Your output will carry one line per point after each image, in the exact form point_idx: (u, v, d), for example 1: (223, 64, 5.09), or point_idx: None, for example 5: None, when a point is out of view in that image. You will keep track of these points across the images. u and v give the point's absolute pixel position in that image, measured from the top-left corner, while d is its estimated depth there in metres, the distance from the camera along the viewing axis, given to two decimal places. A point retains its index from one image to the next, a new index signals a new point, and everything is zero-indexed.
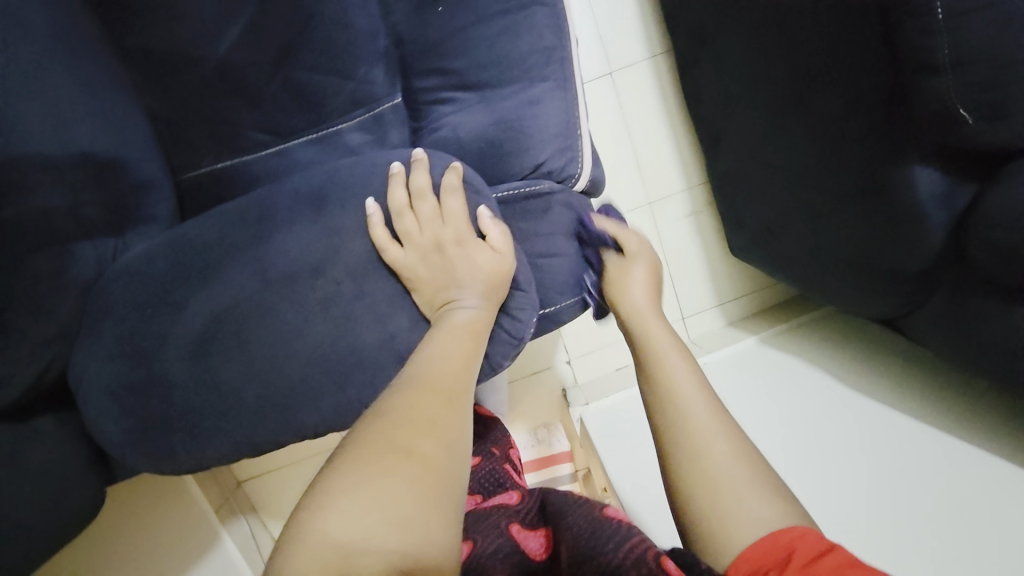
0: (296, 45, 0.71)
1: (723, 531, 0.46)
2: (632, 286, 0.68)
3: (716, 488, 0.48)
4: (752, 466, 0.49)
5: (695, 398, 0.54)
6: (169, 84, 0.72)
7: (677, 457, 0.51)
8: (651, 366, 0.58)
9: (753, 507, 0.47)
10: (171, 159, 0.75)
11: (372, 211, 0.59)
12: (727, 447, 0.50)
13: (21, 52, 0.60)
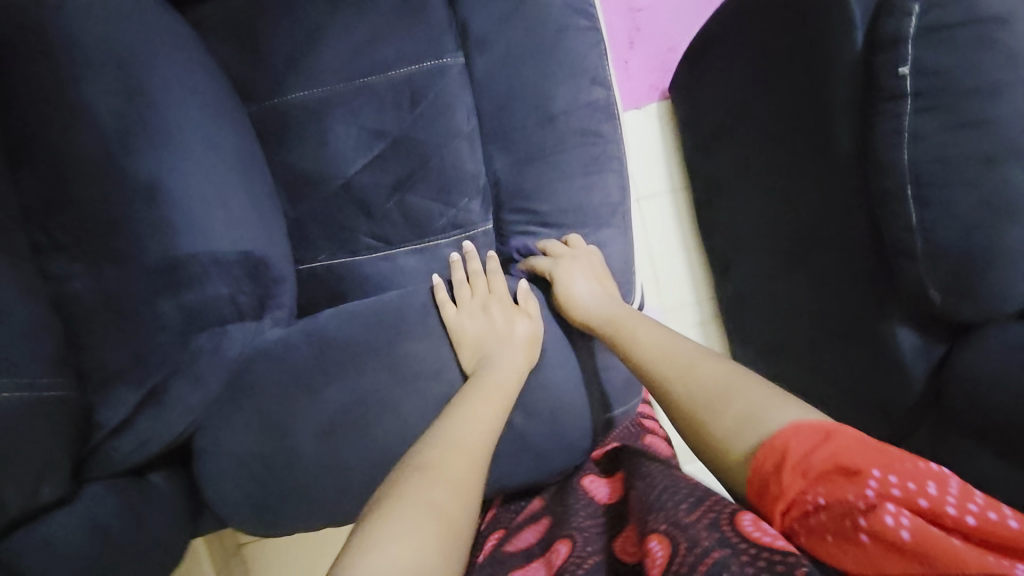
0: (418, 181, 0.90)
1: (729, 444, 0.55)
2: (575, 287, 0.82)
3: (697, 409, 0.59)
4: (735, 386, 0.59)
5: (657, 351, 0.69)
6: (311, 198, 0.90)
7: (667, 399, 0.63)
8: (623, 341, 0.74)
9: (744, 405, 0.56)
10: (296, 253, 0.90)
11: (437, 281, 0.80)
12: (712, 372, 0.62)
13: (216, 168, 0.74)
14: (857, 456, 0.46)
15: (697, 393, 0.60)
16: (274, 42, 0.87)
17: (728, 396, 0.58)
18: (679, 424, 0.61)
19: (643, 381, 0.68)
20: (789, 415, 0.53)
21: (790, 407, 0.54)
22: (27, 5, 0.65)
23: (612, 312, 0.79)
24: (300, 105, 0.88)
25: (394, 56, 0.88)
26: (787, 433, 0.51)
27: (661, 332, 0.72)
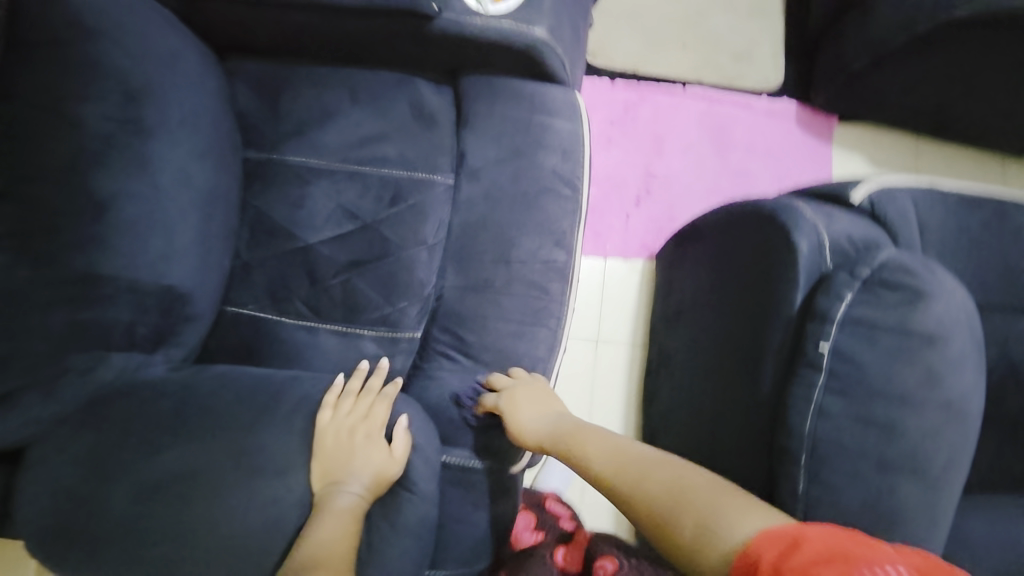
0: (369, 270, 0.94)
1: (703, 543, 0.54)
2: (520, 406, 0.86)
3: (663, 513, 0.59)
4: (672, 473, 0.63)
5: (627, 462, 0.69)
6: (268, 249, 0.94)
7: (634, 513, 0.63)
8: (577, 454, 0.77)
9: (697, 509, 0.57)
10: (229, 293, 0.93)
11: (335, 383, 0.78)
12: (658, 471, 0.64)
13: (177, 204, 0.78)
14: (837, 549, 0.45)
15: (654, 500, 0.61)
16: (292, 104, 0.94)
17: (680, 495, 0.59)
18: (651, 540, 0.60)
19: (612, 495, 0.67)
20: (744, 510, 0.54)
21: (742, 500, 0.56)
22: (65, 15, 0.71)
23: (560, 427, 0.83)
24: (293, 166, 0.95)
25: (391, 156, 0.94)
26: (774, 535, 0.49)
27: (614, 443, 0.74)
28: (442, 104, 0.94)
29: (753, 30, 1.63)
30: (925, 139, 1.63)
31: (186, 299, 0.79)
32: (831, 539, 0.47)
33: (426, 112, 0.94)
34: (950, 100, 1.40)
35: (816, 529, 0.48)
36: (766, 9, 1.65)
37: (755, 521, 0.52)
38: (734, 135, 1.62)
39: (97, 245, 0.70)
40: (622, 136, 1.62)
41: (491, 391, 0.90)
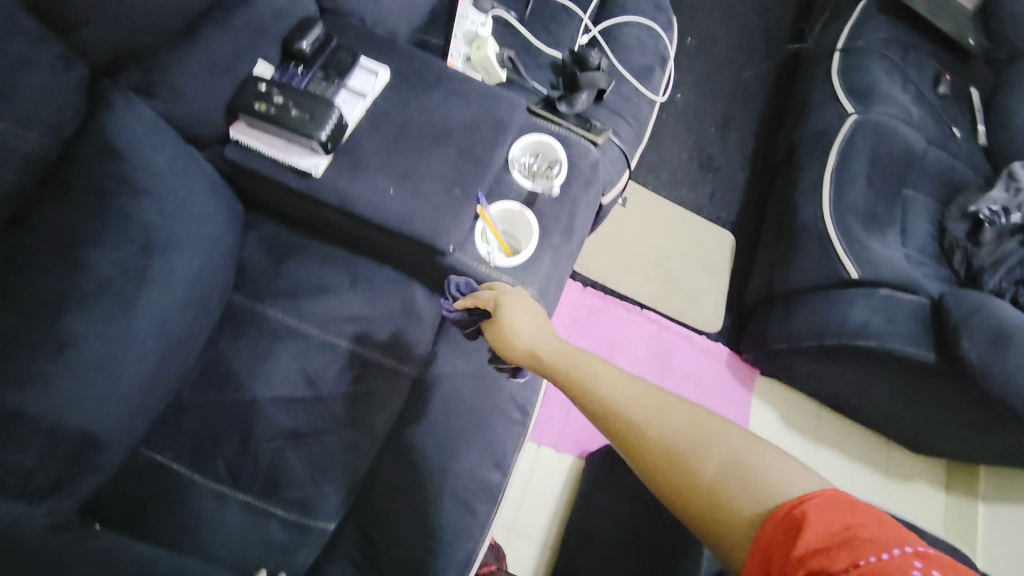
0: (306, 445, 0.93)
1: (720, 497, 0.60)
2: (517, 318, 0.81)
3: (684, 458, 0.63)
4: (690, 419, 0.66)
5: (640, 399, 0.69)
6: (212, 396, 0.93)
7: (645, 449, 0.65)
8: (575, 374, 0.73)
9: (725, 457, 0.62)
10: (151, 435, 0.89)
11: None
12: (678, 417, 0.66)
13: (140, 351, 0.78)
14: (839, 528, 0.54)
15: (675, 443, 0.64)
16: (295, 268, 1.00)
17: (707, 446, 0.63)
18: (660, 472, 0.64)
19: (620, 428, 0.68)
20: (774, 470, 0.60)
21: (769, 457, 0.62)
22: (116, 171, 0.72)
23: (557, 345, 0.78)
24: (270, 322, 0.98)
25: (369, 339, 1.00)
26: (793, 510, 0.56)
27: (620, 373, 0.72)
28: (431, 307, 1.03)
29: (704, 283, 1.92)
30: (827, 410, 1.86)
31: (99, 447, 0.75)
32: (832, 508, 0.55)
33: (414, 310, 1.02)
34: (846, 394, 1.66)
35: (821, 501, 0.56)
36: (722, 267, 1.95)
37: (778, 482, 0.59)
38: (675, 363, 1.81)
39: (32, 389, 0.67)
40: (579, 337, 1.77)
41: (485, 287, 0.90)
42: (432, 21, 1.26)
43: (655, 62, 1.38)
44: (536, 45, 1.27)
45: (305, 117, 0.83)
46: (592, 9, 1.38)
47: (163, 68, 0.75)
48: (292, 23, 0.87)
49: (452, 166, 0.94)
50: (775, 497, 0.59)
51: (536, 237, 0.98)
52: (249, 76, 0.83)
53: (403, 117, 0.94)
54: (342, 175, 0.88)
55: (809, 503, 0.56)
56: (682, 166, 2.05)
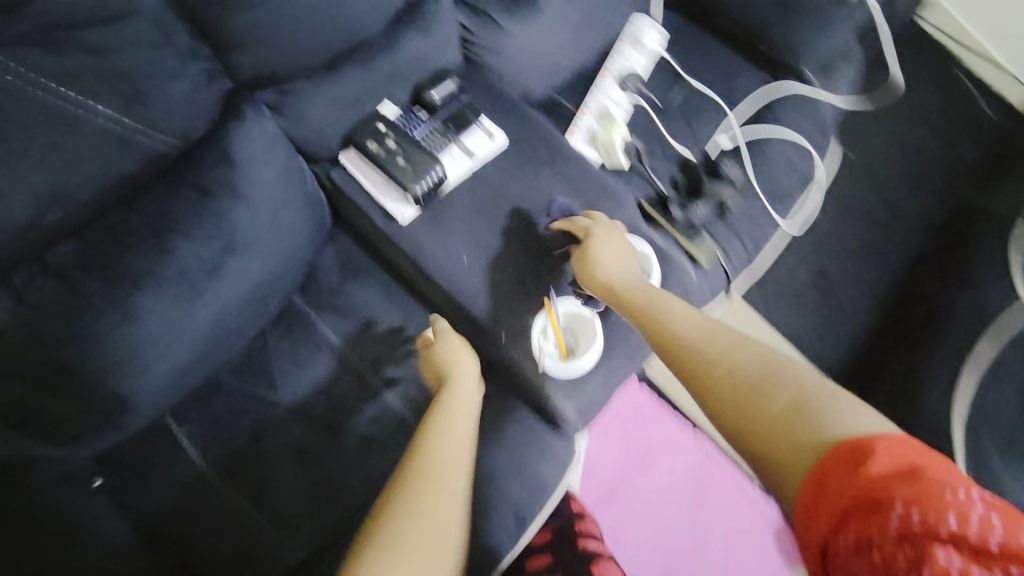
0: (303, 467, 0.92)
1: (781, 428, 0.57)
2: (608, 250, 0.85)
3: (751, 394, 0.61)
4: (762, 358, 0.64)
5: (714, 337, 0.68)
6: (242, 385, 0.95)
7: (710, 382, 0.64)
8: (653, 314, 0.75)
9: (796, 398, 0.59)
10: (181, 409, 0.91)
11: None
12: (751, 358, 0.65)
13: (190, 337, 0.81)
14: (905, 464, 0.49)
15: (744, 378, 0.62)
16: (356, 291, 1.01)
17: (778, 383, 0.61)
18: (722, 404, 0.62)
19: (689, 365, 0.67)
20: (841, 411, 0.56)
21: (842, 402, 0.58)
22: (223, 175, 0.76)
23: (638, 284, 0.81)
24: (316, 334, 0.99)
25: (397, 385, 0.98)
26: (859, 445, 0.52)
27: (696, 316, 0.73)
28: None
29: None
30: None
31: (125, 412, 0.79)
32: (904, 449, 0.51)
33: None
34: None
35: (892, 440, 0.52)
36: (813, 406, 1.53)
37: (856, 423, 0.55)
38: (716, 500, 1.39)
39: (87, 345, 0.72)
40: (617, 425, 1.43)
41: (584, 214, 0.91)
42: (570, 83, 1.22)
43: (797, 185, 1.23)
44: (666, 137, 1.18)
45: (407, 169, 0.84)
46: (746, 107, 1.25)
47: (298, 94, 0.79)
48: (429, 74, 0.89)
49: (531, 250, 0.90)
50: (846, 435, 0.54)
51: (597, 346, 0.90)
52: (373, 114, 0.86)
53: (502, 186, 0.91)
54: (424, 228, 0.87)
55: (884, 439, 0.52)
56: (796, 290, 1.54)
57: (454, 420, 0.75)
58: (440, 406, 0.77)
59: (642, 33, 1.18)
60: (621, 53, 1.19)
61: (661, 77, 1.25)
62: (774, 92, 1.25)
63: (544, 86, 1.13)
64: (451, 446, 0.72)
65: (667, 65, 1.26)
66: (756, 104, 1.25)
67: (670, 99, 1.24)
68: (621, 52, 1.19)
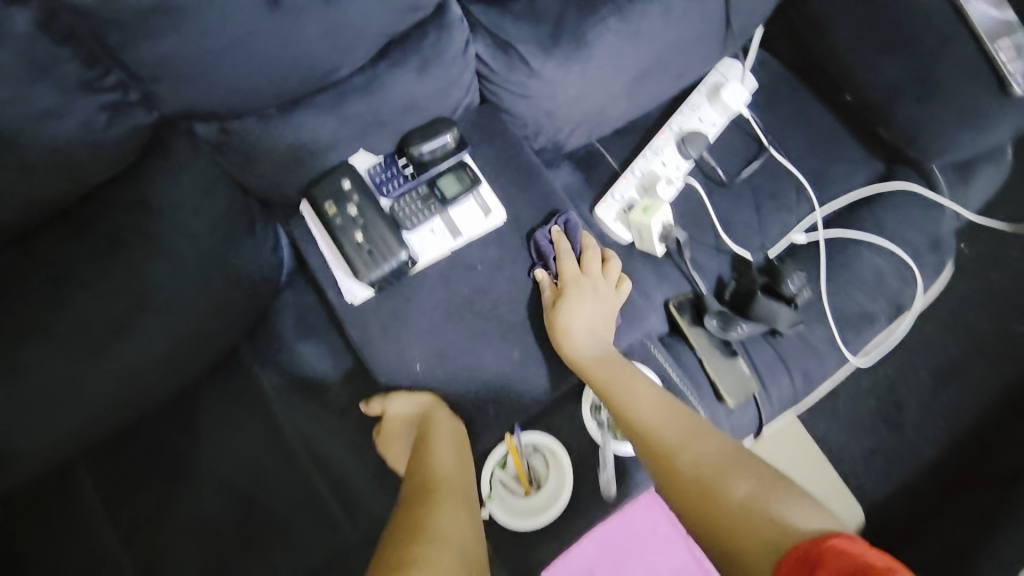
0: (209, 546, 0.80)
1: (737, 527, 0.53)
2: (585, 304, 0.70)
3: (709, 488, 0.57)
4: (724, 444, 0.61)
5: (676, 420, 0.64)
6: (166, 432, 0.84)
7: (675, 473, 0.60)
8: (619, 396, 0.66)
9: (757, 489, 0.55)
10: (98, 454, 0.82)
11: None
12: (710, 445, 0.61)
13: (89, 394, 0.69)
14: (852, 561, 0.45)
15: (708, 469, 0.59)
16: (305, 351, 0.87)
17: (737, 469, 0.58)
18: (685, 494, 0.58)
19: (658, 451, 0.62)
20: (794, 505, 0.53)
21: (794, 496, 0.54)
22: (141, 224, 0.64)
23: (605, 352, 0.70)
24: (253, 390, 0.87)
25: (334, 474, 0.85)
26: (815, 549, 0.47)
27: (663, 393, 0.68)
28: None
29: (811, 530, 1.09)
30: None
31: (2, 466, 0.68)
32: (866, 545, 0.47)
33: None
34: None
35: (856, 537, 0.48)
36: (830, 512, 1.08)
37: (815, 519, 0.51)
38: None
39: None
40: None
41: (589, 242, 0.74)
42: (620, 132, 0.98)
43: (883, 310, 0.95)
44: (719, 225, 0.94)
45: (363, 249, 0.66)
46: (840, 203, 0.97)
47: (240, 134, 0.62)
48: (422, 124, 0.71)
49: (503, 366, 0.71)
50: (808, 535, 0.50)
51: (564, 498, 0.71)
52: (340, 164, 0.68)
53: (487, 278, 0.72)
54: (378, 317, 0.71)
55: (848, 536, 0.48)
56: (851, 417, 1.16)
57: (443, 441, 0.68)
58: (433, 440, 0.68)
59: (725, 87, 0.93)
60: (692, 107, 0.95)
61: (738, 144, 0.99)
62: (885, 190, 0.96)
63: (582, 139, 0.90)
64: (449, 470, 0.66)
65: (749, 130, 0.99)
66: (855, 200, 0.98)
67: (741, 177, 0.97)
68: (690, 105, 0.95)
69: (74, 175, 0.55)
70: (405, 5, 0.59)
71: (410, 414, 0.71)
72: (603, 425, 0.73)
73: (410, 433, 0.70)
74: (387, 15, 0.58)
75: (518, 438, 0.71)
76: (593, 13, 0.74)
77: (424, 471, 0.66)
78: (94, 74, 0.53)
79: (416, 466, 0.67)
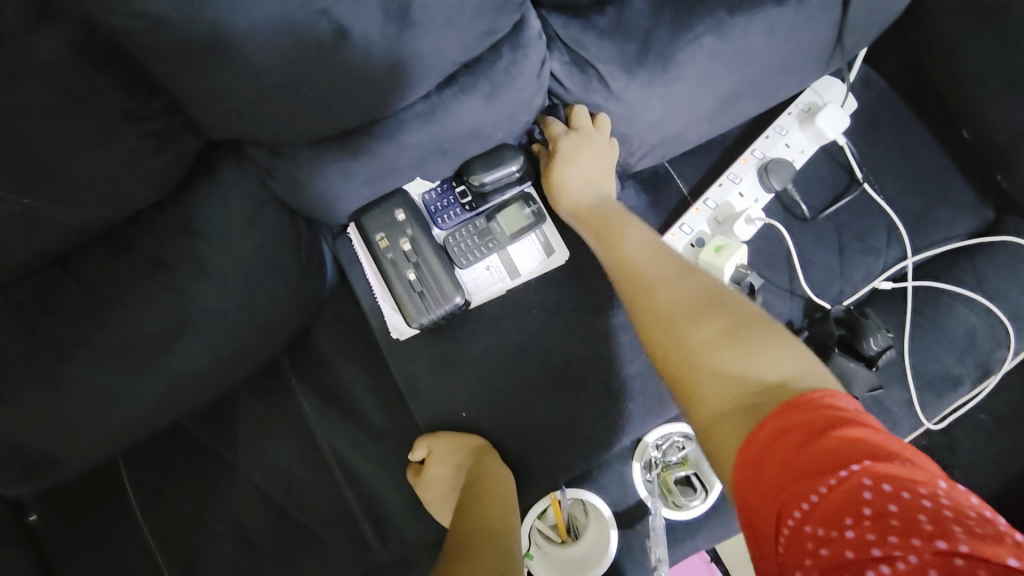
0: (241, 557, 0.77)
1: (697, 374, 0.48)
2: (579, 163, 0.66)
3: (675, 322, 0.52)
4: (702, 286, 0.54)
5: (660, 268, 0.58)
6: (202, 437, 0.82)
7: (644, 306, 0.56)
8: (605, 235, 0.63)
9: (727, 329, 0.49)
10: (136, 454, 0.80)
11: None
12: (690, 286, 0.55)
13: (133, 406, 0.68)
14: (806, 443, 0.38)
15: (680, 306, 0.53)
16: (342, 369, 0.83)
17: (715, 313, 0.51)
18: (649, 331, 0.54)
19: (628, 283, 0.58)
20: (769, 354, 0.46)
21: (774, 347, 0.47)
22: (186, 247, 0.61)
23: (600, 201, 0.67)
24: (289, 407, 0.83)
25: (365, 491, 0.81)
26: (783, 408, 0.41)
27: (655, 240, 0.62)
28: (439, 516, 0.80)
29: None
30: None
31: (45, 469, 0.67)
32: (849, 414, 0.39)
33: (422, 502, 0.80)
34: None
35: (852, 406, 0.40)
36: None
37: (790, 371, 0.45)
38: None
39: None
40: None
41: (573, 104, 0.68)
42: (693, 153, 0.89)
43: (974, 374, 0.85)
44: (799, 266, 0.84)
45: (414, 289, 0.65)
46: (935, 252, 0.86)
47: (292, 159, 0.56)
48: (486, 151, 0.64)
49: (553, 420, 0.67)
50: (773, 386, 0.44)
51: (608, 560, 0.66)
52: (396, 191, 0.65)
53: (542, 326, 0.68)
54: (426, 354, 0.68)
55: (830, 398, 0.40)
56: None
57: (491, 490, 0.63)
58: (479, 488, 0.63)
59: (821, 110, 0.81)
60: (779, 130, 0.84)
61: (826, 176, 0.88)
62: (988, 242, 0.85)
63: (652, 162, 0.80)
64: (495, 521, 0.61)
65: (841, 160, 0.88)
66: (954, 249, 0.86)
67: (826, 214, 0.87)
68: (778, 126, 0.84)
69: (120, 200, 0.54)
70: (483, 29, 0.52)
71: (453, 457, 0.67)
72: (653, 487, 0.69)
73: (458, 478, 0.66)
74: (461, 40, 0.51)
75: (563, 494, 0.67)
76: (688, 29, 0.63)
77: (471, 521, 0.61)
78: (137, 101, 0.49)
79: (463, 511, 0.62)
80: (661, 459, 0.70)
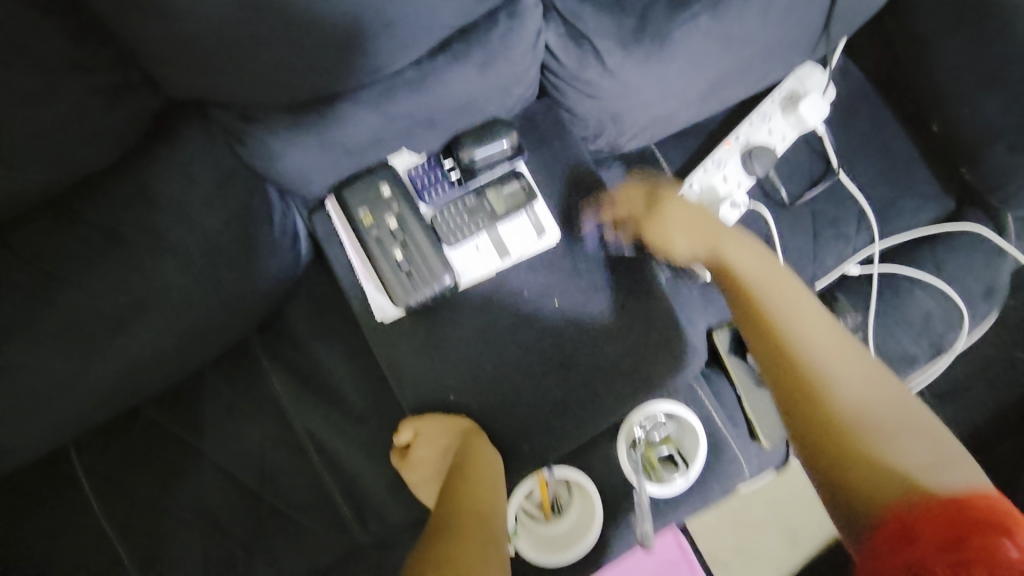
0: (212, 544, 0.74)
1: (844, 440, 0.49)
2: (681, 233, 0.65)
3: (825, 383, 0.52)
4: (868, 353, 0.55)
5: (823, 328, 0.55)
6: (167, 422, 0.77)
7: (797, 356, 0.54)
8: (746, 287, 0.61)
9: (873, 397, 0.51)
10: (89, 440, 0.74)
11: None
12: (854, 350, 0.55)
13: (86, 393, 0.61)
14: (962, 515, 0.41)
15: (823, 367, 0.53)
16: (321, 350, 0.80)
17: (865, 381, 0.52)
18: (805, 386, 0.52)
19: (770, 338, 0.56)
20: (914, 433, 0.48)
21: (919, 433, 0.48)
22: (145, 217, 0.57)
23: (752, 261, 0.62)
24: (263, 389, 0.79)
25: (345, 474, 0.78)
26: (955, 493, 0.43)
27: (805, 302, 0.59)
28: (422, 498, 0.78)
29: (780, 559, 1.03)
30: None
31: None
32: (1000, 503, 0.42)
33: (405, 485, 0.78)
34: None
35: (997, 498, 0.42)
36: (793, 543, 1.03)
37: (904, 420, 0.50)
38: None
39: None
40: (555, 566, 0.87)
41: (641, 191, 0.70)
42: (680, 135, 0.89)
43: (926, 353, 0.90)
44: (779, 247, 0.86)
45: (401, 269, 0.62)
46: (901, 239, 0.90)
47: (266, 126, 0.52)
48: (476, 125, 0.63)
49: (542, 400, 0.66)
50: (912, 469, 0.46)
51: (593, 533, 0.68)
52: (381, 164, 0.62)
53: (531, 306, 0.67)
54: (412, 331, 0.66)
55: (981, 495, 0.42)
56: None
57: (482, 475, 0.62)
58: (464, 476, 0.61)
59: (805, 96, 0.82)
60: (763, 115, 0.84)
61: (804, 162, 0.90)
62: (952, 230, 0.89)
63: (642, 143, 0.79)
64: (480, 503, 0.59)
65: (819, 147, 0.90)
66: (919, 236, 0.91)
67: (805, 199, 0.89)
68: (761, 112, 0.85)
69: (68, 162, 0.48)
70: None
71: (441, 441, 0.65)
72: (637, 464, 0.69)
73: (444, 461, 0.64)
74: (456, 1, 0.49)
75: (548, 473, 0.67)
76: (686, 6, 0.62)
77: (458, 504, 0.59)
78: (86, 51, 0.45)
79: (454, 504, 0.59)
80: (647, 437, 0.70)
